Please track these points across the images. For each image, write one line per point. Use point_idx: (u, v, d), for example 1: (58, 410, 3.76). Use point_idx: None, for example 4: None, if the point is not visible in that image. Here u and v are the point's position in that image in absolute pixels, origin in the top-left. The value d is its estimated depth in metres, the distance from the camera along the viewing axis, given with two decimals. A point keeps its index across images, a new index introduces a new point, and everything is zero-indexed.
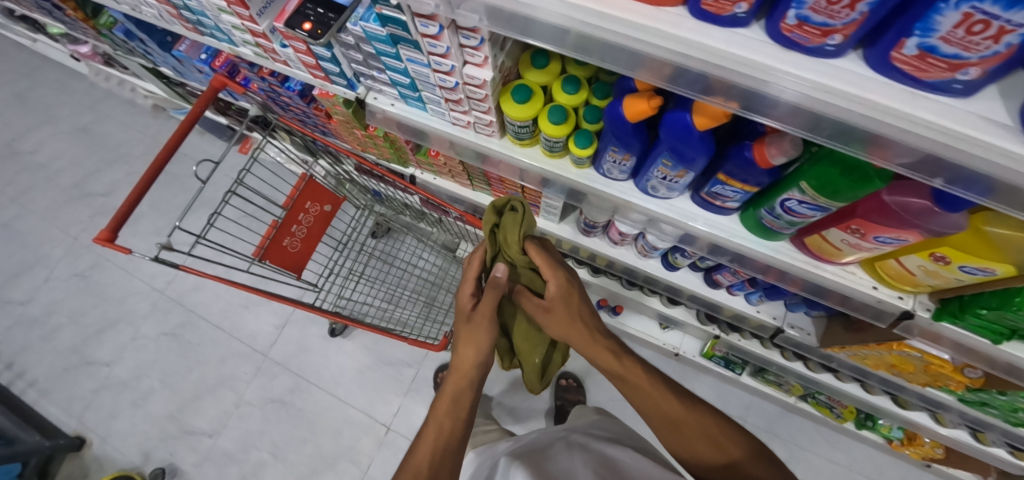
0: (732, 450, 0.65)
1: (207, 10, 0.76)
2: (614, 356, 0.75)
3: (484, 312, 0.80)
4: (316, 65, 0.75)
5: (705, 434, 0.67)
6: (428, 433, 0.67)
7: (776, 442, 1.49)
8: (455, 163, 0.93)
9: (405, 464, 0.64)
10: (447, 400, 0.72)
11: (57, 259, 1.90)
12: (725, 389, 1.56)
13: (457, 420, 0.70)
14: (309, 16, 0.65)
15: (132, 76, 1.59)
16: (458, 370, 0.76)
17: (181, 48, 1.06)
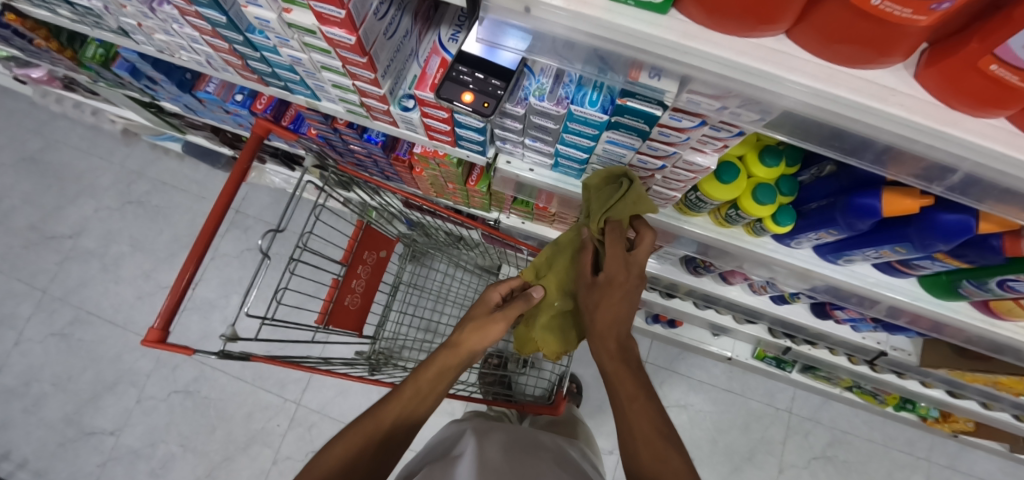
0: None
1: (299, 67, 0.59)
2: (640, 417, 0.49)
3: (507, 316, 0.71)
4: (447, 131, 0.62)
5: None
6: (386, 401, 0.57)
7: (820, 430, 1.52)
8: (569, 215, 0.84)
9: (351, 418, 0.55)
10: (426, 374, 0.61)
11: (26, 317, 1.65)
12: (773, 384, 1.56)
13: (417, 412, 0.58)
14: (467, 83, 0.52)
15: (103, 100, 1.40)
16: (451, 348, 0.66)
17: (208, 89, 0.87)
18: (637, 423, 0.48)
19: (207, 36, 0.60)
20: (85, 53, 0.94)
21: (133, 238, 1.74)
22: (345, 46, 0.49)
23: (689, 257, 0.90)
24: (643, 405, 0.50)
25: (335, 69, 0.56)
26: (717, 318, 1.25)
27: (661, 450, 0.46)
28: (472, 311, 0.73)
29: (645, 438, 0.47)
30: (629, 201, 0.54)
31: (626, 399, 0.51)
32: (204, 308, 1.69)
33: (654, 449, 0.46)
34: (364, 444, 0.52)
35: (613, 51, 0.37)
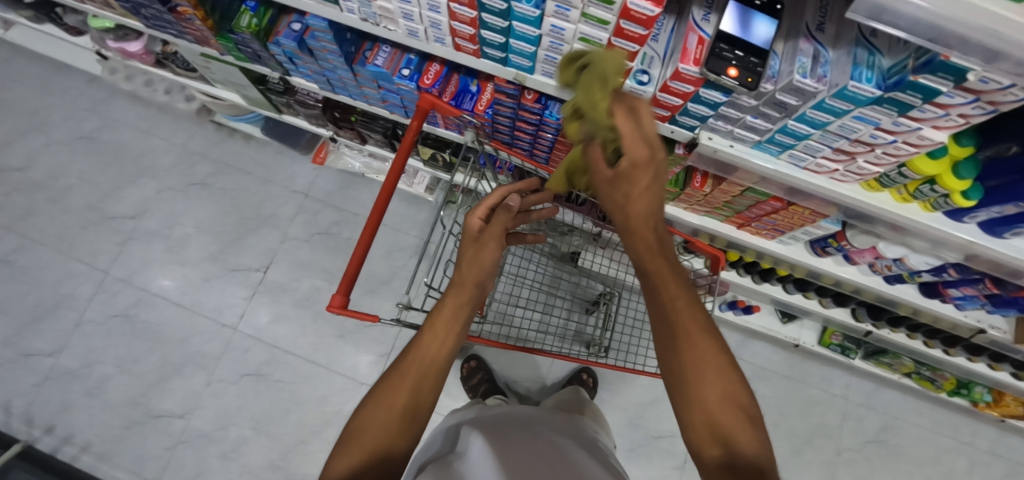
0: (753, 447, 0.44)
1: (548, 39, 0.63)
2: (680, 307, 0.52)
3: (495, 234, 0.74)
4: (673, 106, 0.67)
5: (733, 428, 0.45)
6: (404, 361, 0.56)
7: (873, 415, 1.58)
8: (726, 194, 0.89)
9: (377, 387, 0.54)
10: (439, 332, 0.60)
11: (88, 297, 1.65)
12: (828, 371, 1.62)
13: (442, 363, 0.57)
14: (731, 60, 0.58)
15: (199, 79, 1.42)
16: (457, 289, 0.67)
17: (379, 62, 0.89)
18: (673, 313, 0.52)
19: (457, 4, 0.62)
20: (240, 22, 0.95)
21: (198, 220, 1.73)
22: (636, 18, 0.53)
23: (820, 238, 0.96)
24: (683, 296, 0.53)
25: (594, 41, 0.60)
26: (803, 303, 1.31)
27: (692, 343, 0.49)
28: (464, 242, 0.75)
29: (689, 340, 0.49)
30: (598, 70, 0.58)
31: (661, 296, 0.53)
32: (275, 291, 1.69)
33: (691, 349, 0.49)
34: (392, 411, 0.51)
35: (929, 31, 0.43)
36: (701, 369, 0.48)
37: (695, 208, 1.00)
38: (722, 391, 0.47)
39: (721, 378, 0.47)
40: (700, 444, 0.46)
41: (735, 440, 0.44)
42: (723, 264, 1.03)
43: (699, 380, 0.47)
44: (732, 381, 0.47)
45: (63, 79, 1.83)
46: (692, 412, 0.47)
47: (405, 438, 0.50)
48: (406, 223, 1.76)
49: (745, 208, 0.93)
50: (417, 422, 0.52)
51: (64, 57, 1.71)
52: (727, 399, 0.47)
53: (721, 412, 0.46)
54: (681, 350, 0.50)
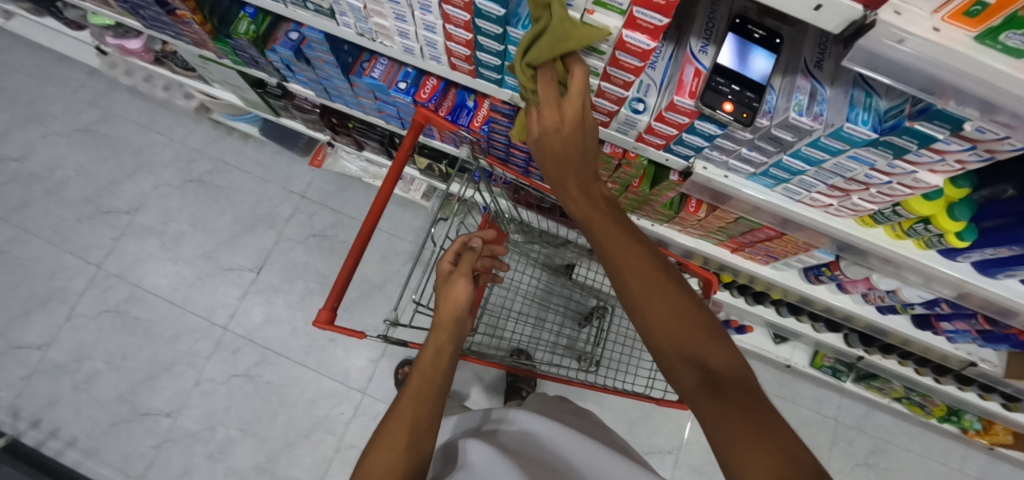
0: (730, 364, 0.45)
1: None
2: (630, 260, 0.56)
3: (463, 272, 0.87)
4: (669, 136, 0.66)
5: (707, 351, 0.47)
6: (402, 396, 0.68)
7: (863, 438, 1.57)
8: (720, 220, 0.88)
9: (381, 424, 0.65)
10: (425, 372, 0.72)
11: (79, 292, 1.67)
12: (821, 392, 1.61)
13: (431, 391, 0.69)
14: (727, 94, 0.57)
15: (197, 80, 1.42)
16: (437, 331, 0.80)
17: (375, 75, 0.89)
18: (623, 262, 0.56)
19: (453, 26, 0.61)
20: (236, 29, 0.95)
21: (193, 218, 1.76)
22: (632, 51, 0.53)
23: (813, 266, 0.95)
24: (632, 251, 0.57)
25: (590, 69, 0.59)
26: (796, 326, 1.30)
27: (653, 284, 0.53)
28: (436, 287, 0.88)
29: (648, 283, 0.53)
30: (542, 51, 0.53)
31: (615, 260, 0.57)
32: (268, 292, 1.70)
33: (648, 286, 0.53)
34: (393, 445, 0.60)
35: (920, 81, 0.43)
36: (662, 305, 0.51)
37: (689, 232, 0.99)
38: (683, 319, 0.49)
39: (682, 303, 0.51)
40: (677, 374, 0.48)
41: (709, 360, 0.46)
42: (715, 290, 1.01)
43: (660, 315, 0.50)
44: (680, 298, 0.51)
45: (63, 70, 1.84)
46: (658, 342, 0.50)
47: (404, 460, 0.58)
48: (402, 228, 1.75)
49: (739, 235, 0.92)
50: (418, 446, 0.61)
51: (64, 50, 1.73)
52: (696, 327, 0.49)
53: (692, 338, 0.48)
54: (643, 292, 0.53)
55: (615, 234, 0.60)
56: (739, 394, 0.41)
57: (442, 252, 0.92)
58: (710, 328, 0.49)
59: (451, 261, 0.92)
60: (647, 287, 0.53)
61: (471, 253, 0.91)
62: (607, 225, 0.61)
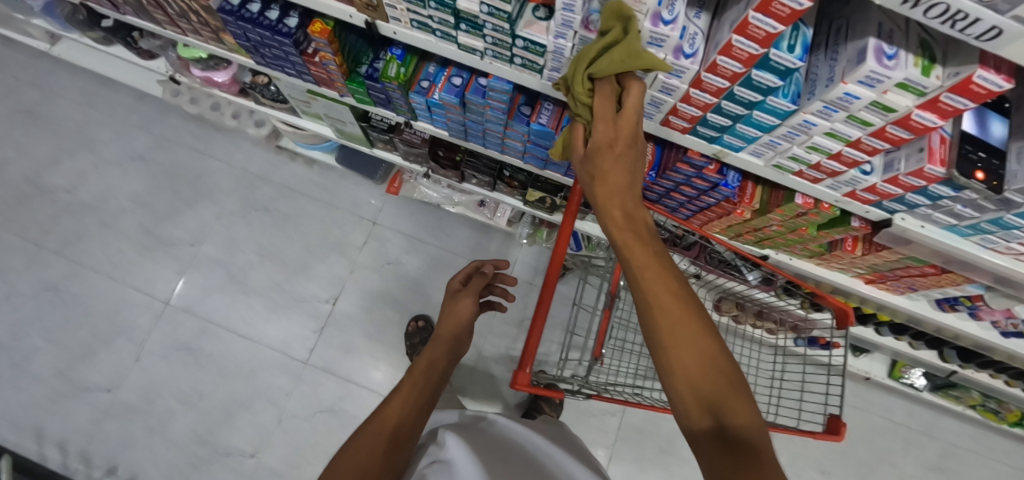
0: (750, 424, 0.42)
1: (786, 129, 0.63)
2: (662, 297, 0.50)
3: (469, 290, 0.93)
4: (886, 193, 0.69)
5: (716, 393, 0.45)
6: (392, 398, 0.70)
7: (935, 444, 1.63)
8: (876, 259, 0.91)
9: (368, 420, 0.65)
10: (404, 389, 0.71)
11: (145, 328, 1.61)
12: (892, 400, 1.66)
13: (408, 403, 0.69)
14: (977, 162, 0.59)
15: (284, 110, 1.38)
16: (423, 356, 0.79)
17: (544, 121, 0.87)
18: (654, 292, 0.50)
19: (700, 91, 0.62)
20: (385, 72, 0.92)
21: (260, 247, 1.70)
22: (908, 125, 0.55)
23: (950, 296, 0.99)
24: (663, 275, 0.51)
25: (841, 136, 0.61)
26: (893, 344, 1.31)
27: (686, 327, 0.47)
28: (445, 302, 0.93)
29: (675, 315, 0.48)
30: (616, 53, 0.52)
31: (645, 285, 0.51)
32: (345, 323, 1.66)
33: (677, 326, 0.48)
34: (378, 439, 0.61)
35: None
36: (689, 344, 0.47)
37: (831, 266, 1.01)
38: (710, 369, 0.46)
39: (712, 353, 0.46)
40: (692, 419, 0.45)
41: (726, 413, 0.43)
42: (852, 324, 1.05)
43: (689, 361, 0.46)
44: (708, 340, 0.47)
45: (112, 94, 1.78)
46: (677, 386, 0.46)
47: (380, 452, 0.59)
48: (478, 252, 1.71)
49: (887, 271, 0.94)
50: (398, 453, 0.61)
51: (118, 76, 1.67)
52: (723, 377, 0.46)
53: (709, 386, 0.45)
54: (672, 332, 0.48)
55: (647, 255, 0.53)
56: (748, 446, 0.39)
57: (454, 271, 0.98)
58: (735, 381, 0.45)
59: (460, 281, 0.98)
60: (675, 323, 0.48)
61: (481, 277, 0.97)
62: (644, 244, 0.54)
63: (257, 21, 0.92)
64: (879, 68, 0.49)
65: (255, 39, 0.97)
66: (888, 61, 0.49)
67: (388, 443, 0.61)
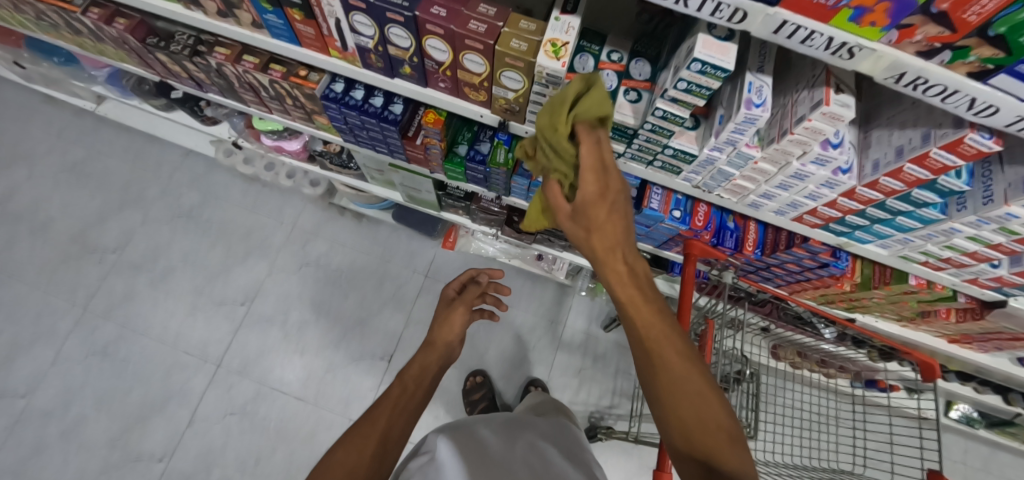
0: (742, 471, 0.39)
1: (927, 231, 0.67)
2: (645, 325, 0.47)
3: (463, 300, 0.97)
4: (1011, 282, 0.72)
5: (708, 433, 0.41)
6: (382, 400, 0.63)
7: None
8: (971, 326, 0.94)
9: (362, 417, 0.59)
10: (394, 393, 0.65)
11: (198, 392, 1.54)
12: (951, 438, 1.67)
13: (397, 411, 0.62)
14: None
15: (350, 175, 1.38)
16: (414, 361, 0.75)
17: (656, 206, 0.88)
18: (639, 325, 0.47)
19: (848, 199, 0.65)
20: (492, 157, 0.93)
21: (315, 304, 1.67)
22: None
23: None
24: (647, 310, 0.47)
25: (983, 240, 0.64)
26: (957, 389, 1.35)
27: (679, 364, 0.45)
28: (439, 312, 0.95)
29: (660, 346, 0.46)
30: (586, 99, 0.51)
31: (643, 331, 0.47)
32: None
33: (663, 357, 0.45)
34: (365, 444, 0.53)
35: None
36: (676, 376, 0.44)
37: (918, 327, 1.04)
38: (693, 398, 0.43)
39: (693, 379, 0.44)
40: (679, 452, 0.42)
41: (716, 451, 0.40)
42: (938, 376, 1.04)
43: (670, 385, 0.44)
44: (694, 374, 0.44)
45: (159, 151, 1.77)
46: (671, 433, 0.43)
47: (370, 456, 0.52)
48: (535, 303, 1.69)
49: (979, 335, 0.98)
50: (389, 453, 0.55)
51: (170, 136, 1.67)
52: (708, 411, 0.43)
53: (699, 426, 0.42)
54: (666, 378, 0.44)
55: (640, 293, 0.48)
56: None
57: (449, 281, 1.05)
58: (715, 410, 0.43)
59: (456, 289, 1.04)
60: (665, 369, 0.44)
61: (476, 287, 1.03)
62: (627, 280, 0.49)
63: (363, 108, 0.91)
64: None
65: (354, 122, 0.97)
66: None
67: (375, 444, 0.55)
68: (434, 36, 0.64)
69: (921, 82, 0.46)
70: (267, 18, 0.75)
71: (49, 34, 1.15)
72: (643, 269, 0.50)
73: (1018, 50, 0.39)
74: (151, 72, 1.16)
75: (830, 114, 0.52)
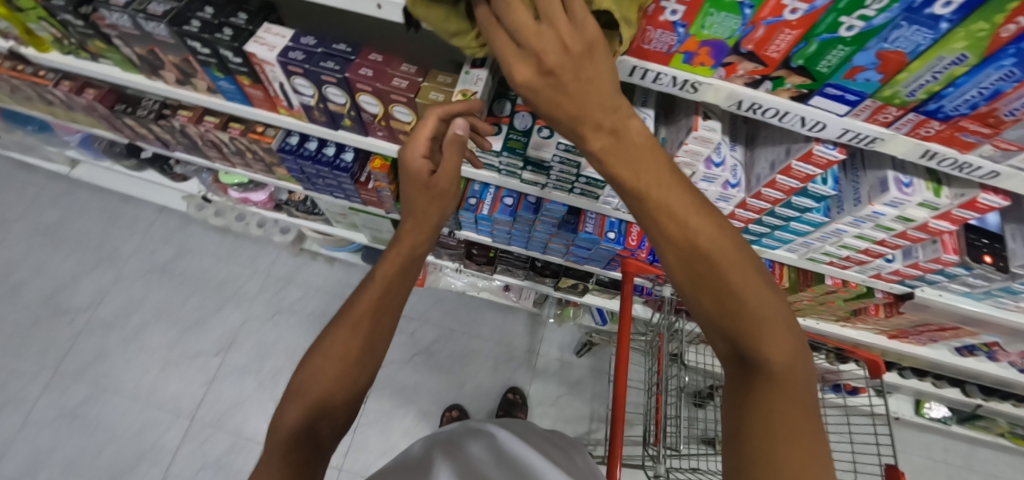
0: (785, 347, 0.36)
1: (819, 233, 0.74)
2: (667, 212, 0.37)
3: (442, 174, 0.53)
4: (909, 274, 0.80)
5: (750, 317, 0.36)
6: (357, 299, 0.52)
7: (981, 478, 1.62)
8: (900, 320, 1.00)
9: (325, 335, 0.51)
10: (349, 321, 0.51)
11: (170, 448, 1.50)
12: (934, 438, 1.66)
13: (361, 344, 0.50)
14: (983, 247, 0.71)
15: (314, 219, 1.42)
16: (369, 284, 0.53)
17: (590, 229, 0.95)
18: (653, 214, 0.37)
19: (744, 210, 0.73)
20: None
21: (289, 350, 1.66)
22: (925, 229, 0.68)
23: (967, 343, 1.08)
24: (668, 189, 0.37)
25: (867, 237, 0.72)
26: (918, 384, 1.38)
27: (709, 248, 0.36)
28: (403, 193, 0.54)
29: (686, 231, 0.37)
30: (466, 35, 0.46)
31: (665, 220, 0.37)
32: (380, 421, 1.57)
33: (691, 254, 0.37)
34: (341, 366, 0.48)
35: None
36: (714, 266, 0.36)
37: (857, 326, 1.09)
38: (729, 291, 0.36)
39: (729, 265, 0.36)
40: (716, 340, 0.39)
41: (756, 336, 0.36)
42: (884, 373, 1.09)
43: (705, 281, 0.37)
44: (735, 258, 0.37)
45: (134, 209, 1.82)
46: (702, 314, 0.39)
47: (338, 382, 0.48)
48: (508, 333, 1.71)
49: (911, 328, 1.03)
50: (362, 365, 0.50)
51: (144, 195, 1.73)
52: (749, 294, 0.36)
53: (742, 312, 0.36)
54: (700, 280, 0.37)
55: (654, 173, 0.37)
56: (784, 408, 0.33)
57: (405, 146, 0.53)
58: (750, 290, 0.36)
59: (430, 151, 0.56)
60: (700, 266, 0.37)
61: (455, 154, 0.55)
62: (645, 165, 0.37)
63: (316, 157, 0.98)
64: (900, 194, 0.61)
65: (310, 171, 1.03)
66: (905, 189, 0.61)
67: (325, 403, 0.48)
68: (365, 94, 0.72)
69: (758, 107, 0.54)
70: (220, 83, 0.83)
71: (25, 105, 1.23)
72: (642, 133, 0.38)
73: (819, 76, 0.48)
74: (121, 135, 1.23)
75: (701, 138, 0.60)
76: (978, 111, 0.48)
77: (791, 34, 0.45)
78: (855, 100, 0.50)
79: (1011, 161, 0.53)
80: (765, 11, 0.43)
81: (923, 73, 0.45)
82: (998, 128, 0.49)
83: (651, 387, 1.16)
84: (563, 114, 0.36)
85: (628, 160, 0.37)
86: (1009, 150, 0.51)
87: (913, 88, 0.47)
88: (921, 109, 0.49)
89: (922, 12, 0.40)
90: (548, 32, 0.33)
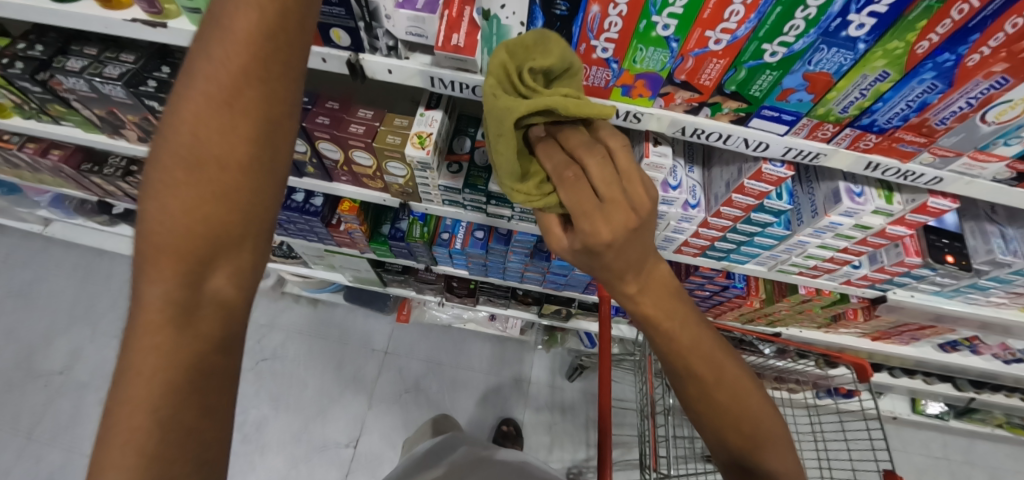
0: (782, 457, 0.41)
1: (784, 245, 0.75)
2: (685, 345, 0.42)
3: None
4: (877, 278, 0.80)
5: (755, 433, 0.41)
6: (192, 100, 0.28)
7: (991, 473, 1.58)
8: (881, 323, 0.99)
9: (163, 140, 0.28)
10: (209, 109, 0.27)
11: None
12: (940, 436, 1.62)
13: (237, 161, 0.28)
14: (942, 247, 0.72)
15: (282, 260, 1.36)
16: (224, 39, 0.28)
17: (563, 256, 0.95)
18: (678, 348, 0.42)
19: (707, 228, 0.74)
20: (409, 232, 1.00)
21: (273, 397, 1.58)
22: (884, 235, 0.69)
23: (951, 339, 1.08)
24: (684, 324, 0.42)
25: (829, 247, 0.73)
26: (911, 383, 1.37)
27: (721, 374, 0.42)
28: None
29: (702, 360, 0.42)
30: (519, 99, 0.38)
31: (686, 355, 0.42)
32: (371, 466, 1.49)
33: (707, 381, 0.42)
34: (210, 199, 0.28)
35: None
36: (723, 392, 0.42)
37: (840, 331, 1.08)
38: (741, 412, 0.41)
39: (736, 388, 0.42)
40: (723, 456, 0.43)
41: (761, 450, 0.41)
42: (872, 376, 1.08)
43: (719, 404, 0.41)
44: (739, 382, 0.42)
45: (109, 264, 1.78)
46: (711, 436, 0.43)
47: (212, 224, 0.28)
48: (498, 363, 1.68)
49: (893, 329, 1.03)
50: (246, 199, 0.29)
51: (120, 249, 1.70)
52: (753, 414, 0.42)
53: (748, 429, 0.41)
54: (712, 404, 0.42)
55: (671, 312, 0.42)
56: None
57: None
58: (753, 409, 0.42)
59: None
60: (709, 395, 0.42)
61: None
62: (666, 303, 0.42)
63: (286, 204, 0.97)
64: (852, 204, 0.62)
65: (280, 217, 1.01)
66: (858, 198, 0.62)
67: (217, 241, 0.28)
68: (324, 141, 0.72)
69: (700, 133, 0.55)
70: None
71: None
72: (669, 279, 0.43)
73: (753, 100, 0.50)
74: (90, 193, 1.22)
75: (653, 164, 0.62)
76: (910, 122, 0.49)
77: (719, 63, 0.46)
78: (792, 119, 0.51)
79: (952, 165, 0.54)
80: (691, 43, 0.44)
81: (851, 91, 0.47)
82: (932, 136, 0.51)
83: (642, 411, 1.12)
84: (614, 272, 0.38)
85: (659, 304, 0.41)
86: (947, 156, 0.53)
87: (845, 105, 0.49)
88: (857, 125, 0.51)
89: (838, 35, 0.42)
90: (627, 187, 0.35)
